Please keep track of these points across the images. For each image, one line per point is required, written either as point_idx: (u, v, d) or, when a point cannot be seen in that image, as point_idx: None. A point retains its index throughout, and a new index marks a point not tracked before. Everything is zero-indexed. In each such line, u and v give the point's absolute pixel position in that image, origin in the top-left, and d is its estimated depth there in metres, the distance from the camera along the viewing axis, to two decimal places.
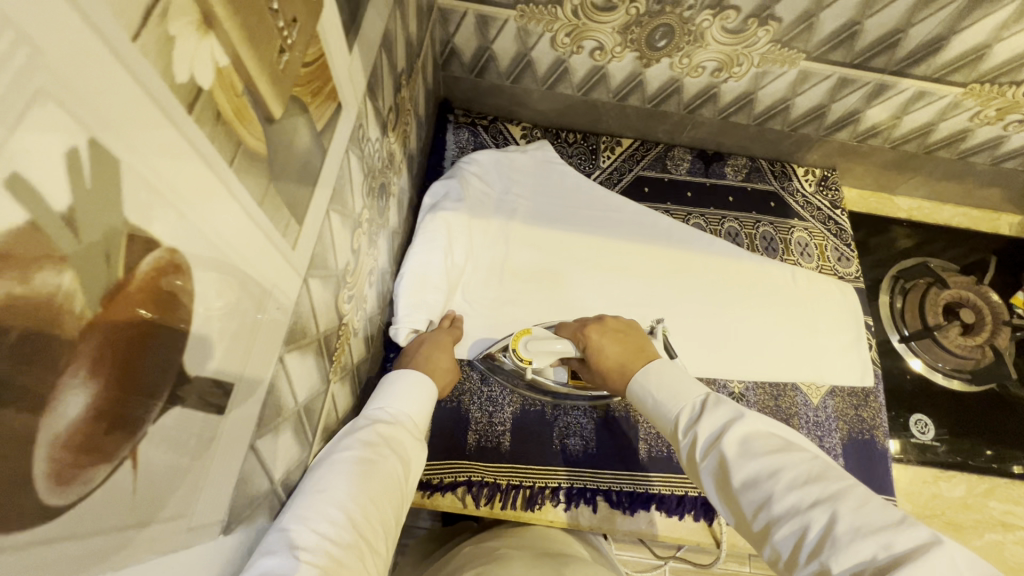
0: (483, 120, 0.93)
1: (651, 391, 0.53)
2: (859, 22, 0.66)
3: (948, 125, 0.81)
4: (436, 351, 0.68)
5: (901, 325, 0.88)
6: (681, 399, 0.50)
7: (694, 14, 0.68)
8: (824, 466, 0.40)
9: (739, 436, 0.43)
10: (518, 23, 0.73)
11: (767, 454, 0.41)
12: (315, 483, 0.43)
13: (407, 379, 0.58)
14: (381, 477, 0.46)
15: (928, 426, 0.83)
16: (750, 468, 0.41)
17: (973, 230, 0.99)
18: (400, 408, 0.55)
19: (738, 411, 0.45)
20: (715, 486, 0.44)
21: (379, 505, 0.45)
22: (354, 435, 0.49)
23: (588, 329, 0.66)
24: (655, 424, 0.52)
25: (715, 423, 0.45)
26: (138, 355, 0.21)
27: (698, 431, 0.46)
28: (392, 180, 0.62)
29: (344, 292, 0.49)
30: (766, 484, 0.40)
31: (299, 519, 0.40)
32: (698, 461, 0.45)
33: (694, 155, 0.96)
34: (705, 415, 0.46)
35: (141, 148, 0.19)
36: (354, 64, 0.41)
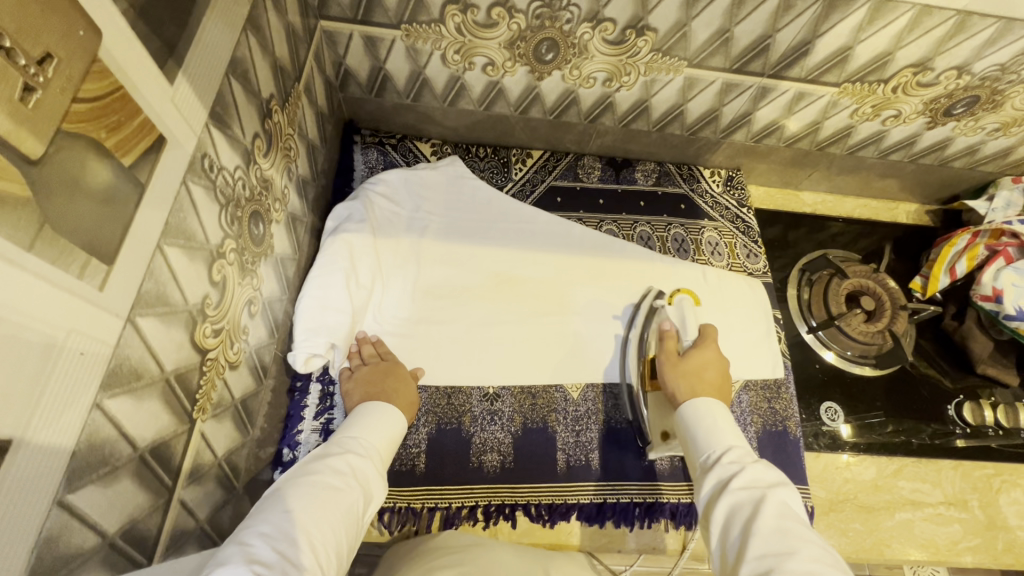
0: (391, 139, 0.92)
1: (716, 423, 0.61)
2: (729, 29, 0.69)
3: (832, 122, 0.85)
4: (405, 383, 0.70)
5: (809, 316, 0.91)
6: (736, 443, 0.58)
7: (574, 27, 0.70)
8: (839, 562, 0.45)
9: (781, 499, 0.50)
10: (405, 42, 0.74)
11: (802, 526, 0.48)
12: (280, 503, 0.47)
13: (380, 412, 0.63)
14: (342, 503, 0.50)
15: (838, 412, 0.86)
16: (783, 521, 0.47)
17: (873, 220, 1.04)
18: (375, 442, 0.60)
19: (788, 485, 0.52)
20: (731, 517, 0.50)
21: (339, 529, 0.48)
22: (324, 463, 0.53)
23: (712, 342, 0.75)
24: (698, 449, 0.59)
25: (763, 478, 0.52)
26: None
27: (745, 471, 0.53)
28: (272, 207, 0.61)
29: (204, 326, 0.47)
30: (788, 538, 0.45)
31: (257, 536, 0.43)
32: (732, 488, 0.52)
33: (604, 163, 0.98)
34: (755, 465, 0.54)
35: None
36: (181, 93, 0.40)
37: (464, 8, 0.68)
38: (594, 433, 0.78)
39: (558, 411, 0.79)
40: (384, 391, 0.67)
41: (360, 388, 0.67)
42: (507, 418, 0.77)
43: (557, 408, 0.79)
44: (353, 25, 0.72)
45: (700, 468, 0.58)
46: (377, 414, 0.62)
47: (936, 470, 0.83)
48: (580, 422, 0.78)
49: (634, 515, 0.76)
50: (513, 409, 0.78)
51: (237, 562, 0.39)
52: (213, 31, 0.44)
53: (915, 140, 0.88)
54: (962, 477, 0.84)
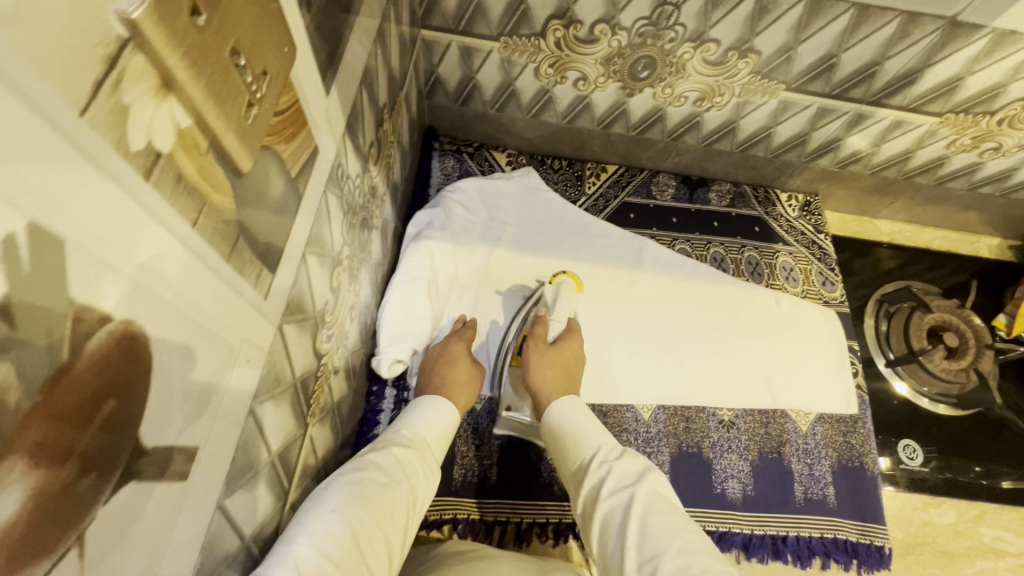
0: (468, 147, 0.93)
1: (576, 423, 0.63)
2: (836, 55, 0.67)
3: (925, 152, 0.83)
4: (470, 379, 0.70)
5: (887, 349, 0.89)
6: (603, 439, 0.61)
7: (675, 47, 0.69)
8: (704, 541, 0.51)
9: (648, 492, 0.54)
10: (501, 54, 0.74)
11: (667, 519, 0.51)
12: (327, 502, 0.46)
13: (447, 408, 0.63)
14: (387, 502, 0.49)
15: (917, 450, 0.83)
16: (650, 524, 0.50)
17: (954, 252, 1.00)
18: (430, 437, 0.59)
19: (653, 469, 0.57)
20: (606, 523, 0.53)
21: (385, 527, 0.47)
22: (362, 460, 0.52)
23: (578, 336, 0.76)
24: (567, 454, 0.61)
25: (631, 471, 0.56)
26: (104, 396, 0.20)
27: (613, 469, 0.56)
28: (374, 214, 0.61)
29: (322, 332, 0.48)
30: (659, 537, 0.49)
31: (309, 533, 0.42)
32: (601, 498, 0.55)
33: (679, 181, 0.96)
34: (621, 458, 0.57)
35: (83, 209, 0.18)
36: (333, 105, 0.41)
37: (567, 23, 0.68)
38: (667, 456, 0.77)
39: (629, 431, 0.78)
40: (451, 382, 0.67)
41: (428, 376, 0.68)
42: None
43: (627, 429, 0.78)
44: (453, 35, 0.72)
45: (574, 467, 0.60)
46: (444, 408, 0.63)
47: (1019, 518, 0.81)
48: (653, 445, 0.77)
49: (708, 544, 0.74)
50: None
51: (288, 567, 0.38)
52: (355, 42, 0.45)
53: (1010, 173, 0.86)
54: None
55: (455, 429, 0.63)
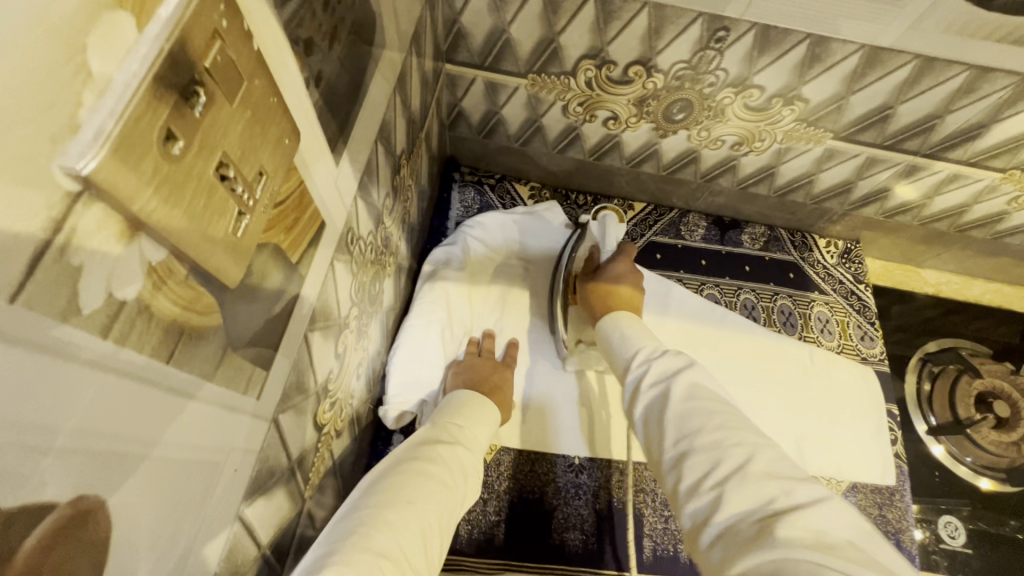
0: (490, 179, 0.90)
1: (622, 328, 0.55)
2: (892, 107, 0.62)
3: (983, 207, 0.76)
4: (505, 379, 0.70)
5: (929, 412, 0.83)
6: (648, 342, 0.52)
7: (715, 91, 0.65)
8: (753, 423, 0.42)
9: (691, 381, 0.45)
10: (529, 91, 0.70)
11: (712, 401, 0.43)
12: (400, 490, 0.44)
13: (471, 399, 0.61)
14: (449, 506, 0.47)
15: (959, 530, 0.77)
16: (691, 407, 0.43)
17: (1006, 309, 0.93)
18: (473, 434, 0.57)
19: (697, 363, 0.47)
20: (646, 417, 0.46)
21: (444, 529, 0.46)
22: (431, 451, 0.51)
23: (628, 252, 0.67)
24: (613, 358, 0.54)
25: (672, 365, 0.48)
26: (64, 554, 0.17)
27: (653, 364, 0.48)
28: (387, 262, 0.59)
29: (325, 402, 0.45)
30: (698, 416, 0.42)
31: (380, 521, 0.41)
32: (640, 392, 0.47)
33: (710, 222, 0.92)
34: (664, 355, 0.49)
35: (9, 403, 0.15)
36: (343, 174, 0.38)
37: (600, 63, 0.64)
38: None
39: (645, 492, 0.74)
40: (486, 384, 0.67)
41: (464, 374, 0.67)
42: (593, 494, 0.73)
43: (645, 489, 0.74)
44: (478, 71, 0.69)
45: (619, 374, 0.53)
46: (473, 406, 0.60)
47: None
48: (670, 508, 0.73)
49: None
50: (597, 483, 0.73)
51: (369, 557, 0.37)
52: (373, 98, 0.42)
53: None
54: None
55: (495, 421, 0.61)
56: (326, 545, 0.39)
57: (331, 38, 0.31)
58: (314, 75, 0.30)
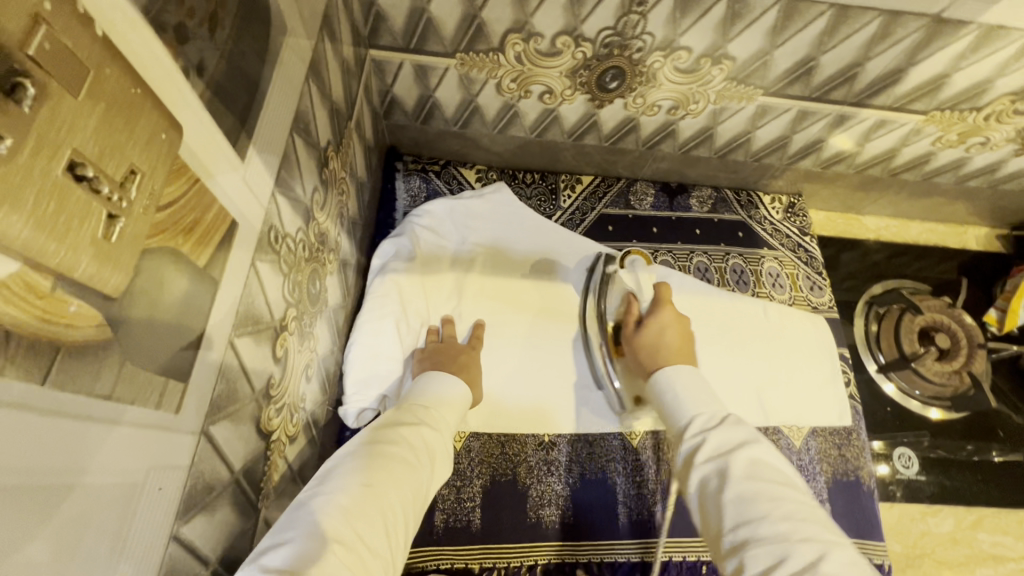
0: (434, 166, 0.88)
1: (675, 389, 0.60)
2: (815, 58, 0.63)
3: (911, 149, 0.79)
4: (473, 358, 0.70)
5: (877, 352, 0.86)
6: (703, 408, 0.56)
7: (644, 56, 0.64)
8: (819, 514, 0.45)
9: (749, 459, 0.49)
10: (459, 71, 0.69)
11: (772, 484, 0.46)
12: (358, 474, 0.45)
13: (443, 383, 0.61)
14: (415, 484, 0.47)
15: (912, 460, 0.81)
16: (751, 490, 0.46)
17: (941, 246, 0.98)
18: (440, 413, 0.57)
19: (755, 439, 0.51)
20: (703, 491, 0.49)
21: (411, 506, 0.46)
22: (394, 431, 0.51)
23: (669, 306, 0.72)
24: (668, 422, 0.58)
25: (729, 441, 0.51)
26: None
27: (710, 437, 0.52)
28: (327, 259, 0.57)
29: (268, 409, 0.44)
30: (762, 502, 0.45)
31: (334, 508, 0.41)
32: (697, 461, 0.51)
33: (658, 189, 0.92)
34: (720, 427, 0.53)
35: None
36: (252, 169, 0.36)
37: (526, 37, 0.63)
38: (656, 484, 0.75)
39: (617, 461, 0.75)
40: (452, 363, 0.66)
41: (430, 359, 0.67)
42: (566, 469, 0.73)
43: (616, 457, 0.75)
44: (405, 55, 0.66)
45: (675, 437, 0.57)
46: (439, 386, 0.60)
47: (1015, 520, 0.80)
48: (641, 473, 0.75)
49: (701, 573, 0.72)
50: (568, 458, 0.74)
51: (318, 543, 0.38)
52: (280, 87, 0.40)
53: (997, 167, 0.82)
54: None
55: (463, 405, 0.61)
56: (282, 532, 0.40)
57: (210, 23, 0.29)
58: (193, 65, 0.28)
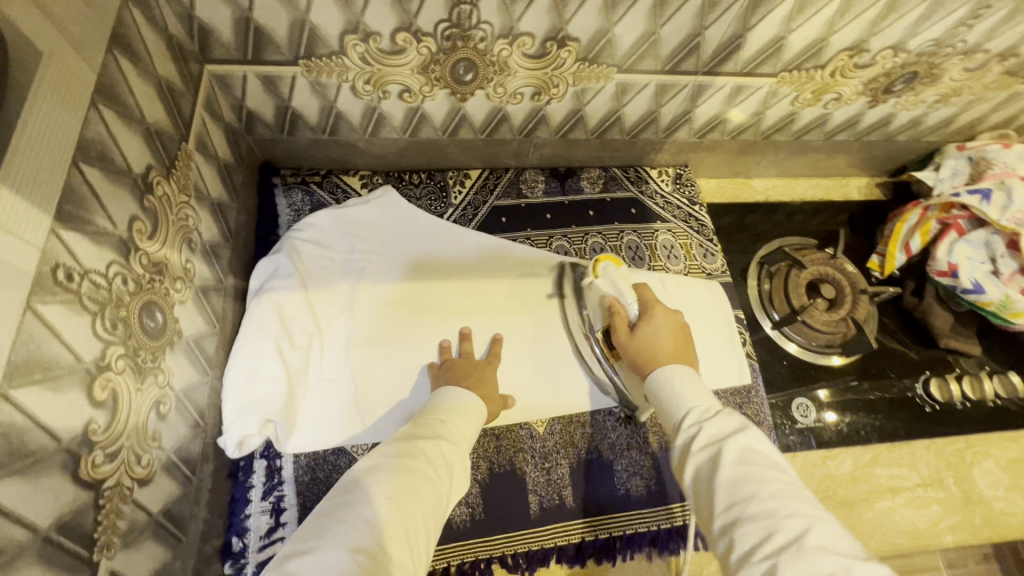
0: (314, 176, 0.85)
1: (669, 385, 0.60)
2: (655, 31, 0.64)
3: (774, 111, 0.82)
4: (489, 373, 0.74)
5: (771, 310, 0.89)
6: (694, 400, 0.58)
7: (489, 45, 0.64)
8: (806, 494, 0.48)
9: (741, 446, 0.51)
10: (308, 78, 0.67)
11: (765, 469, 0.49)
12: (382, 488, 0.52)
13: (454, 395, 0.67)
14: (437, 495, 0.55)
15: (810, 408, 0.84)
16: (747, 474, 0.48)
17: (826, 200, 1.02)
18: (455, 427, 0.63)
19: (744, 427, 0.53)
20: (696, 477, 0.52)
21: (432, 517, 0.53)
22: (415, 445, 0.58)
23: (659, 308, 0.69)
24: (662, 413, 0.60)
25: (724, 429, 0.53)
26: None
27: (704, 426, 0.54)
28: (170, 290, 0.54)
29: (93, 456, 0.41)
30: (754, 487, 0.47)
31: (360, 520, 0.48)
32: (691, 449, 0.53)
33: (547, 174, 0.93)
34: (713, 418, 0.55)
35: None
36: (3, 209, 0.34)
37: (364, 36, 0.61)
38: (565, 468, 0.75)
39: (525, 451, 0.75)
40: (471, 376, 0.72)
41: (447, 373, 0.73)
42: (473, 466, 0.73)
43: (523, 445, 0.75)
44: (244, 66, 0.64)
45: (669, 428, 0.59)
46: (455, 399, 0.67)
47: (909, 451, 0.83)
48: (549, 459, 0.75)
49: (615, 548, 0.73)
50: (475, 455, 0.73)
51: (343, 552, 0.45)
52: (43, 118, 0.37)
53: (858, 119, 0.86)
54: (936, 455, 0.83)
55: (479, 416, 0.67)
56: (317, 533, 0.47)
57: None
58: None
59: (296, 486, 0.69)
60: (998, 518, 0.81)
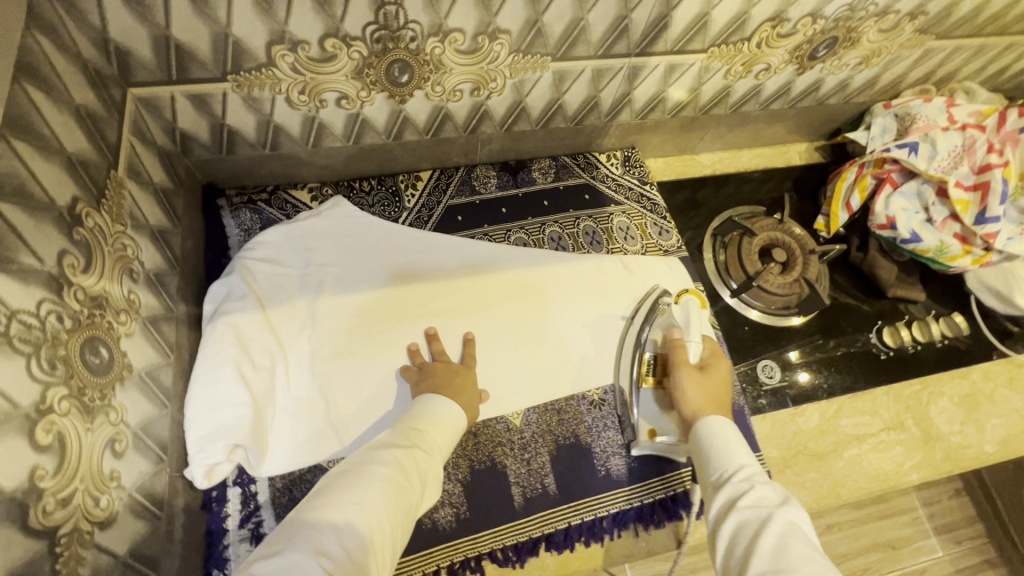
0: (261, 194, 0.83)
1: (717, 439, 0.66)
2: (583, 18, 0.65)
3: (709, 86, 0.84)
4: (469, 378, 0.75)
5: (729, 280, 0.92)
6: (742, 460, 0.62)
7: (421, 44, 0.64)
8: None
9: (788, 520, 0.53)
10: (239, 93, 0.65)
11: (809, 548, 0.50)
12: (351, 493, 0.53)
13: (439, 407, 0.68)
14: (406, 500, 0.56)
15: (774, 368, 0.88)
16: (790, 547, 0.50)
17: (770, 168, 1.06)
18: (431, 436, 0.64)
19: (791, 501, 0.56)
20: (735, 533, 0.54)
21: (402, 521, 0.54)
22: (386, 453, 0.59)
23: (721, 358, 0.78)
24: (708, 464, 0.64)
25: (772, 498, 0.56)
26: None
27: (752, 489, 0.58)
28: (115, 325, 0.52)
29: (41, 502, 0.40)
30: (796, 560, 0.49)
31: (327, 525, 0.49)
32: (735, 505, 0.57)
33: (498, 169, 0.93)
34: (764, 484, 0.58)
35: None
36: None
37: (292, 46, 0.60)
38: (545, 457, 0.75)
39: (503, 445, 0.75)
40: (451, 385, 0.72)
41: (426, 379, 0.73)
42: (453, 466, 0.73)
43: (501, 440, 0.75)
44: (171, 87, 0.62)
45: (712, 480, 0.63)
46: (439, 408, 0.67)
47: (870, 398, 0.87)
48: (528, 450, 0.75)
49: (602, 529, 0.74)
50: (455, 455, 0.73)
51: (307, 554, 0.46)
52: None
53: (789, 87, 0.89)
54: (895, 400, 0.87)
55: (456, 425, 0.68)
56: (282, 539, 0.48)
57: None
58: None
59: (274, 509, 0.67)
60: (955, 452, 0.85)
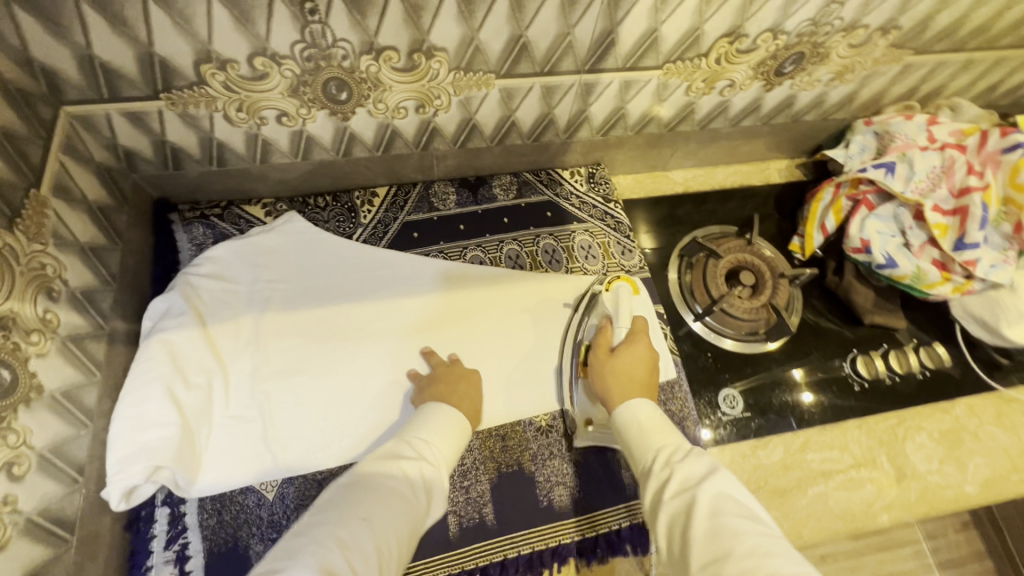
0: (214, 210, 0.83)
1: (639, 425, 0.62)
2: (521, 35, 0.63)
3: (670, 103, 0.81)
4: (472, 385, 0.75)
5: (693, 303, 0.89)
6: (667, 441, 0.59)
7: (354, 62, 0.63)
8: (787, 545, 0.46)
9: (714, 492, 0.51)
10: (175, 111, 0.65)
11: (741, 518, 0.48)
12: (359, 509, 0.51)
13: (449, 418, 0.67)
14: (410, 518, 0.54)
15: (737, 398, 0.83)
16: (723, 524, 0.48)
17: (747, 185, 1.02)
18: (439, 450, 0.63)
19: (716, 469, 0.53)
20: (671, 526, 0.51)
21: (405, 538, 0.52)
22: (398, 465, 0.58)
23: (643, 335, 0.72)
24: (636, 452, 0.60)
25: (695, 473, 0.53)
26: None
27: (676, 471, 0.54)
28: (20, 346, 0.52)
29: None
30: (727, 540, 0.46)
31: (332, 537, 0.47)
32: (663, 495, 0.53)
33: (458, 185, 0.91)
34: (686, 459, 0.55)
35: None
36: None
37: (221, 65, 0.60)
38: (485, 484, 0.73)
39: None
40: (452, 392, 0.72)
41: (432, 386, 0.73)
42: None
43: None
44: (105, 105, 0.62)
45: (640, 468, 0.59)
46: (446, 417, 0.67)
47: (840, 433, 0.82)
48: (468, 477, 0.73)
49: (540, 563, 0.71)
50: None
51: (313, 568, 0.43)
52: None
53: (759, 104, 0.85)
54: (868, 435, 0.82)
55: (465, 438, 0.67)
56: (281, 554, 0.46)
57: None
58: None
59: (201, 531, 0.65)
60: (932, 493, 0.79)
